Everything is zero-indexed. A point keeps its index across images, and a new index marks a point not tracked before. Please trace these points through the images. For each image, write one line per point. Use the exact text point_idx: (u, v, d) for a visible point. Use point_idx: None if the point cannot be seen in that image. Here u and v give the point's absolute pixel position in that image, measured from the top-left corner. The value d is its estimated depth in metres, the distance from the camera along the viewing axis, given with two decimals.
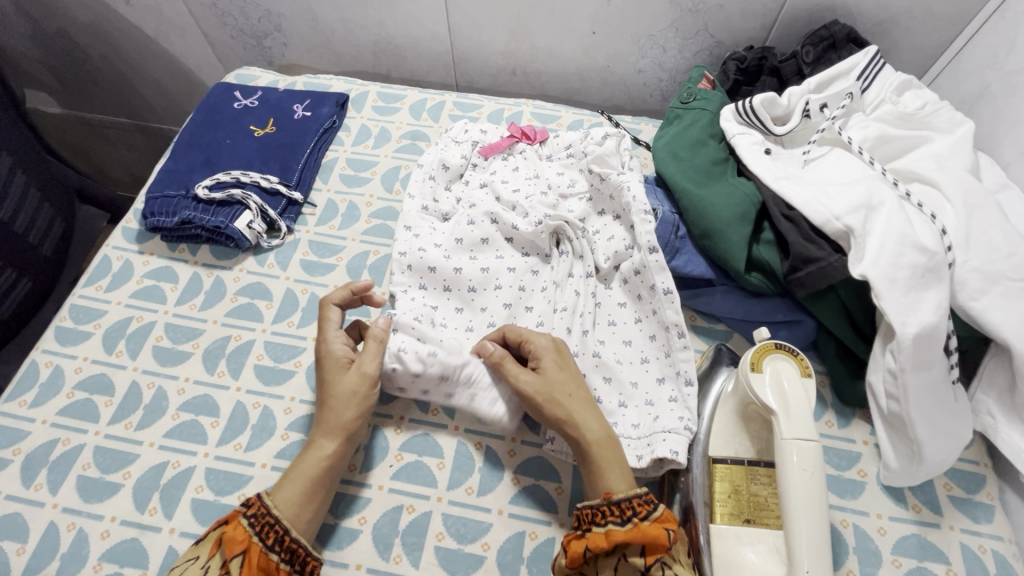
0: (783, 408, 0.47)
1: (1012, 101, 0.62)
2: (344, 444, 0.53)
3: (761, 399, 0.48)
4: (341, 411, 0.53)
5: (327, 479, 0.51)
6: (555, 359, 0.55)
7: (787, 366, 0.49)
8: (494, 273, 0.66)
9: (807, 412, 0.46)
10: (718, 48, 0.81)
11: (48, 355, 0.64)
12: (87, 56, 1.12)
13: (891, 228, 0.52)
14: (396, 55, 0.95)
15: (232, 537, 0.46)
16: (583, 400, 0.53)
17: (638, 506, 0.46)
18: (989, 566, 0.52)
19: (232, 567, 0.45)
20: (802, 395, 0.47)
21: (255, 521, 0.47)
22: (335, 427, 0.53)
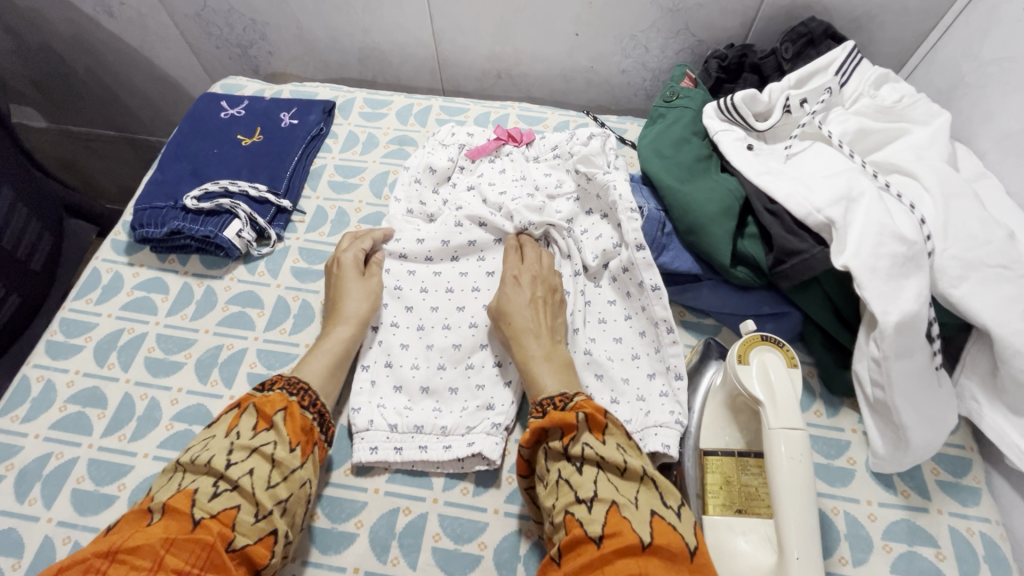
0: (768, 397, 0.48)
1: (987, 91, 0.64)
2: (356, 334, 0.62)
3: (749, 390, 0.49)
4: (353, 305, 0.63)
5: (344, 359, 0.60)
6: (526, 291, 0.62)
7: (772, 355, 0.50)
8: (470, 276, 0.68)
9: (793, 399, 0.47)
10: (700, 47, 0.82)
11: (40, 369, 0.64)
12: (71, 69, 1.12)
13: (871, 219, 0.53)
14: (382, 61, 0.95)
15: (270, 401, 0.52)
16: (538, 333, 0.59)
17: (557, 402, 0.52)
18: (977, 548, 0.53)
19: (277, 418, 0.51)
20: (787, 382, 0.48)
21: (291, 386, 0.54)
22: (348, 322, 0.62)
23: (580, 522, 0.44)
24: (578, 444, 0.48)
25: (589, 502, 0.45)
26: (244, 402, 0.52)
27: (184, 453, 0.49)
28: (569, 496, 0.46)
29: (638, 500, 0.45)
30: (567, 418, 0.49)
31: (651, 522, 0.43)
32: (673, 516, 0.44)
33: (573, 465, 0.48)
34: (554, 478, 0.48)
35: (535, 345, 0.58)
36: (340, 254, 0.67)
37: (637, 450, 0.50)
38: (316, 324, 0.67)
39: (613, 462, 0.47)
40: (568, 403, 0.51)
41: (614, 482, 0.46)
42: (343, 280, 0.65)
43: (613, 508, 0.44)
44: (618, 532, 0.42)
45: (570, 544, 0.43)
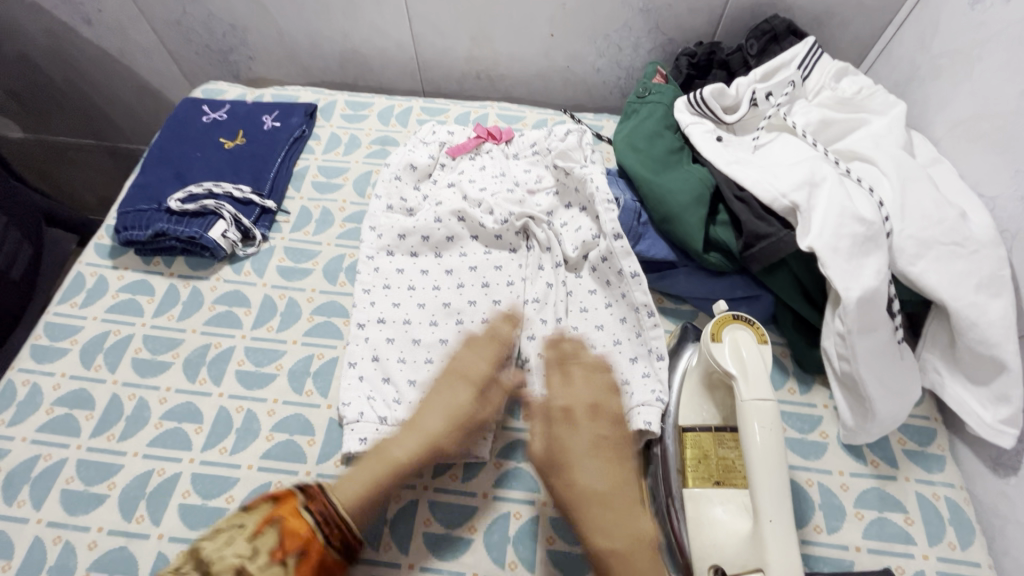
0: (739, 373, 0.50)
1: (940, 81, 0.67)
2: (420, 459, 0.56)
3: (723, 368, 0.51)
4: (428, 420, 0.58)
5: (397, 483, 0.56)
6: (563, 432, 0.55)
7: (746, 335, 0.52)
8: (455, 272, 0.70)
9: (763, 373, 0.49)
10: (670, 45, 0.85)
11: (25, 373, 0.64)
12: (48, 78, 1.11)
13: (833, 202, 0.56)
14: (362, 65, 0.97)
15: (293, 530, 0.49)
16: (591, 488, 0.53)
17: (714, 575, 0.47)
18: (943, 511, 0.56)
19: (288, 561, 0.48)
20: (759, 358, 0.50)
21: (321, 519, 0.50)
22: (417, 434, 0.57)
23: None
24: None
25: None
26: (286, 503, 0.50)
27: (217, 529, 0.49)
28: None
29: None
30: None
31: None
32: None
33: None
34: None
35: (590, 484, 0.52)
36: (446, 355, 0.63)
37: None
38: (303, 321, 0.68)
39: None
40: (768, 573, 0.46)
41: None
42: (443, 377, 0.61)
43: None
44: None
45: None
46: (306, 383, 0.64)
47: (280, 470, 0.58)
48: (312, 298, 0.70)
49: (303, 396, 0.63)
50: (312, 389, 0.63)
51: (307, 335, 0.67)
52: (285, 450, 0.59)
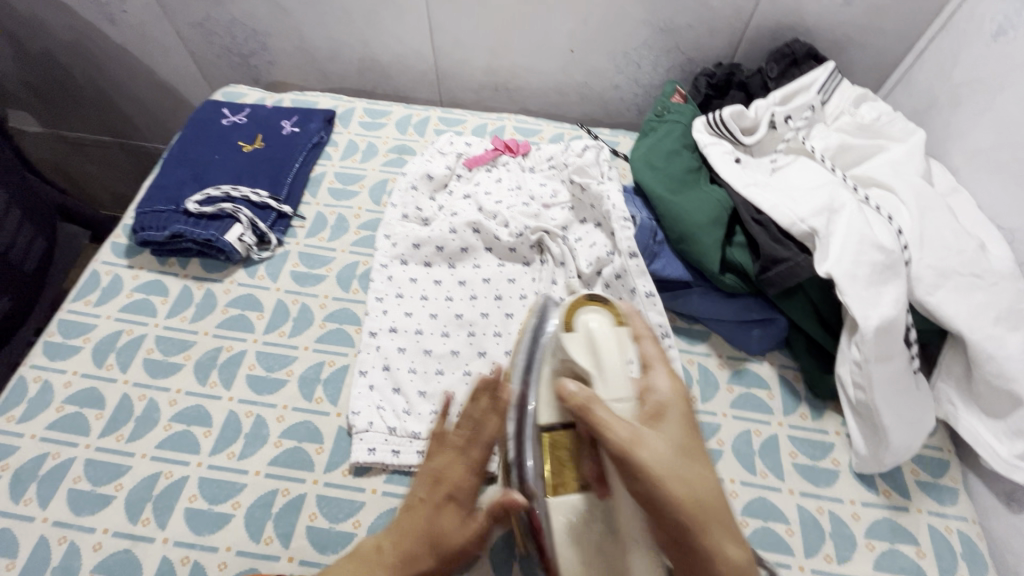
0: (595, 365, 0.45)
1: (960, 111, 0.67)
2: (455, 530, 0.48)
3: (567, 358, 0.47)
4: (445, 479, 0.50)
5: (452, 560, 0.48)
6: (672, 429, 0.40)
7: (598, 322, 0.48)
8: (469, 284, 0.70)
9: (603, 364, 0.44)
10: (689, 65, 0.85)
11: (37, 370, 0.64)
12: (69, 74, 1.12)
13: (852, 229, 0.56)
14: (381, 73, 0.97)
15: None
16: (733, 518, 0.39)
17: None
18: (955, 545, 0.55)
19: None
20: (618, 359, 0.44)
21: None
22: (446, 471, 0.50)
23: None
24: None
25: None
26: None
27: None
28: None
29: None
30: None
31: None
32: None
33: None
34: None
35: (687, 479, 0.38)
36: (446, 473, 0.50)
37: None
38: (315, 327, 0.68)
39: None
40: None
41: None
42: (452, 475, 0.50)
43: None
44: None
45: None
46: (316, 390, 0.63)
47: (287, 477, 0.58)
48: (325, 305, 0.70)
49: (312, 403, 0.63)
50: (322, 397, 0.63)
51: (318, 341, 0.67)
52: (292, 457, 0.59)
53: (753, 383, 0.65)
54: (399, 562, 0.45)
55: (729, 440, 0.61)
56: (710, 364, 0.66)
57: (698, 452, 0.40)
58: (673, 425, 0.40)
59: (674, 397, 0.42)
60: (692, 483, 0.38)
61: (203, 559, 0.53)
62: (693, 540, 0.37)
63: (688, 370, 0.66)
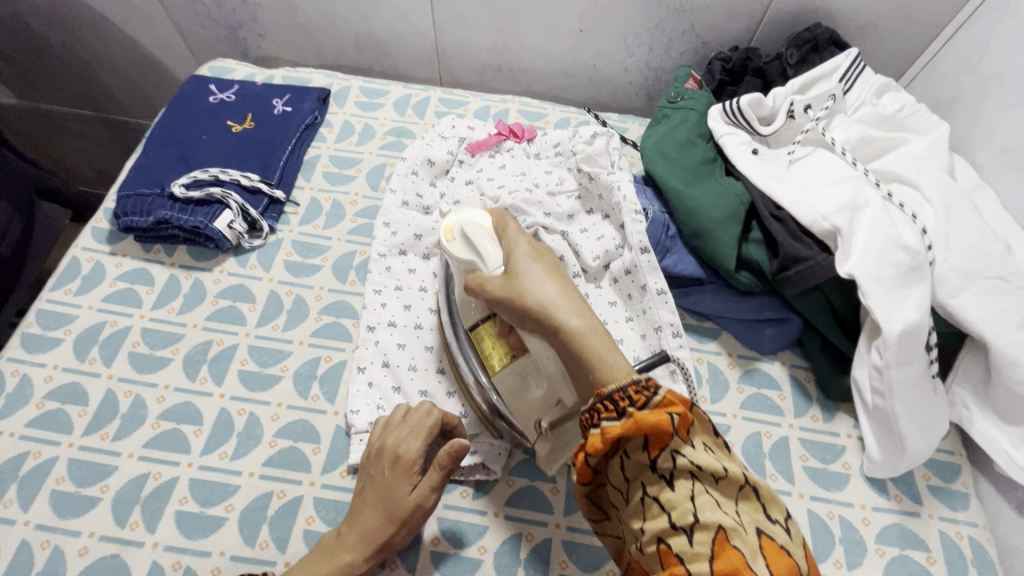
0: (475, 257, 0.50)
1: (986, 104, 0.65)
2: (411, 505, 0.49)
3: (455, 268, 0.53)
4: (401, 456, 0.51)
5: (408, 522, 0.49)
6: (537, 263, 0.47)
7: (465, 218, 0.52)
8: None
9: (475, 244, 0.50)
10: (704, 48, 0.81)
11: (14, 363, 0.60)
12: (44, 43, 1.06)
13: (876, 228, 0.53)
14: (379, 49, 0.92)
15: None
16: (595, 321, 0.44)
17: (634, 394, 0.38)
18: (965, 552, 0.54)
19: None
20: (496, 247, 0.50)
21: None
22: (400, 454, 0.52)
23: (680, 559, 0.35)
24: (668, 454, 0.37)
25: (688, 530, 0.35)
26: None
27: None
28: (662, 519, 0.37)
29: (742, 520, 0.36)
30: (661, 422, 0.37)
31: (765, 551, 0.35)
32: (779, 535, 0.37)
33: (661, 479, 0.37)
34: (638, 494, 0.39)
35: (552, 293, 0.45)
36: (397, 447, 0.52)
37: (726, 446, 0.41)
38: (310, 320, 0.65)
39: (710, 470, 0.37)
40: (651, 395, 0.38)
41: (717, 500, 0.36)
42: (405, 452, 0.52)
43: (722, 537, 0.34)
44: (735, 572, 0.33)
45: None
46: (312, 386, 0.61)
47: (283, 479, 0.55)
48: (321, 297, 0.67)
49: (307, 401, 0.60)
50: (318, 394, 0.60)
51: (314, 335, 0.64)
52: (288, 458, 0.57)
53: (764, 383, 0.63)
54: (356, 540, 0.49)
55: (739, 442, 0.60)
56: (720, 363, 0.64)
57: (552, 271, 0.47)
58: (535, 262, 0.48)
59: (532, 249, 0.49)
60: (559, 293, 0.45)
61: (195, 564, 0.51)
62: (567, 340, 0.43)
63: (697, 369, 0.64)
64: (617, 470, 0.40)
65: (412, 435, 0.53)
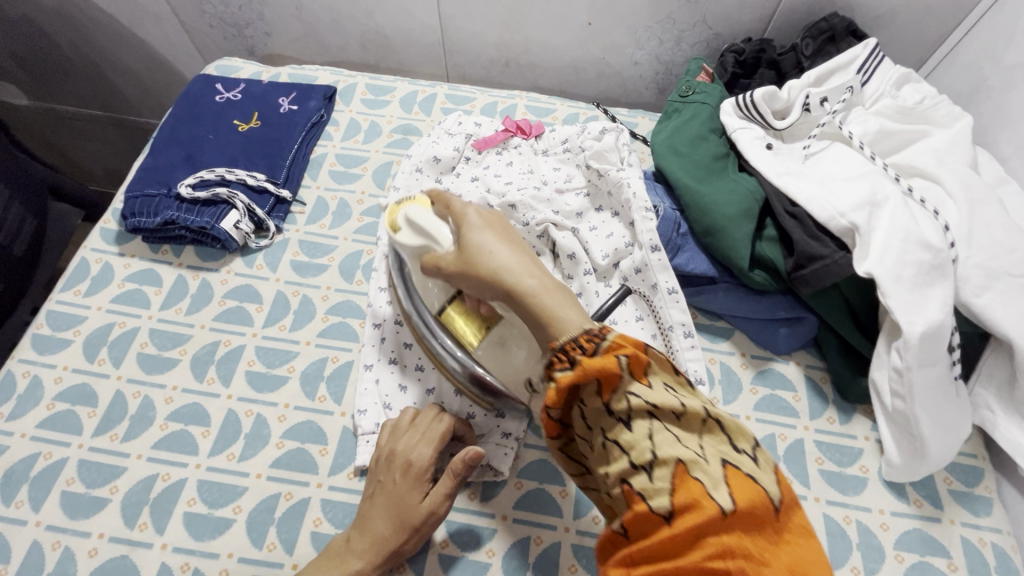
0: (427, 240, 0.49)
1: (1011, 95, 0.62)
2: (423, 511, 0.49)
3: (408, 256, 0.52)
4: (412, 461, 0.51)
5: (418, 529, 0.49)
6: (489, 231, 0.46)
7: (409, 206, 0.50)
8: None
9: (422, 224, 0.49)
10: (716, 40, 0.79)
11: (25, 364, 0.61)
12: (55, 44, 1.06)
13: (896, 224, 0.52)
14: (385, 46, 0.91)
15: None
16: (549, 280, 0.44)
17: (584, 343, 0.38)
18: (988, 559, 0.53)
19: None
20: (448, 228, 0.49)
21: None
22: (412, 461, 0.51)
23: (642, 496, 0.34)
24: (620, 396, 0.37)
25: (648, 468, 0.34)
26: None
27: None
28: (622, 462, 0.36)
29: (706, 453, 0.34)
30: (607, 365, 0.36)
31: (730, 480, 0.33)
32: (750, 466, 0.34)
33: (618, 422, 0.36)
34: (601, 440, 0.38)
35: (503, 257, 0.44)
36: (409, 453, 0.52)
37: (690, 384, 0.39)
38: (317, 321, 0.65)
39: (667, 407, 0.36)
40: (600, 342, 0.38)
41: (675, 434, 0.35)
42: (416, 458, 0.51)
43: (681, 470, 0.33)
44: (694, 503, 0.32)
45: (637, 522, 0.35)
46: (319, 387, 0.60)
47: (290, 480, 0.55)
48: (328, 297, 0.66)
49: (314, 402, 0.60)
50: (325, 395, 0.60)
51: (321, 336, 0.64)
52: (295, 459, 0.56)
53: (778, 384, 0.62)
54: (366, 547, 0.48)
55: None
56: (733, 364, 0.63)
57: (506, 239, 0.46)
58: (488, 231, 0.46)
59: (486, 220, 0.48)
60: (511, 254, 0.45)
61: (203, 566, 0.51)
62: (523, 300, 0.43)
63: (710, 370, 0.62)
64: (580, 420, 0.40)
65: (425, 441, 0.52)
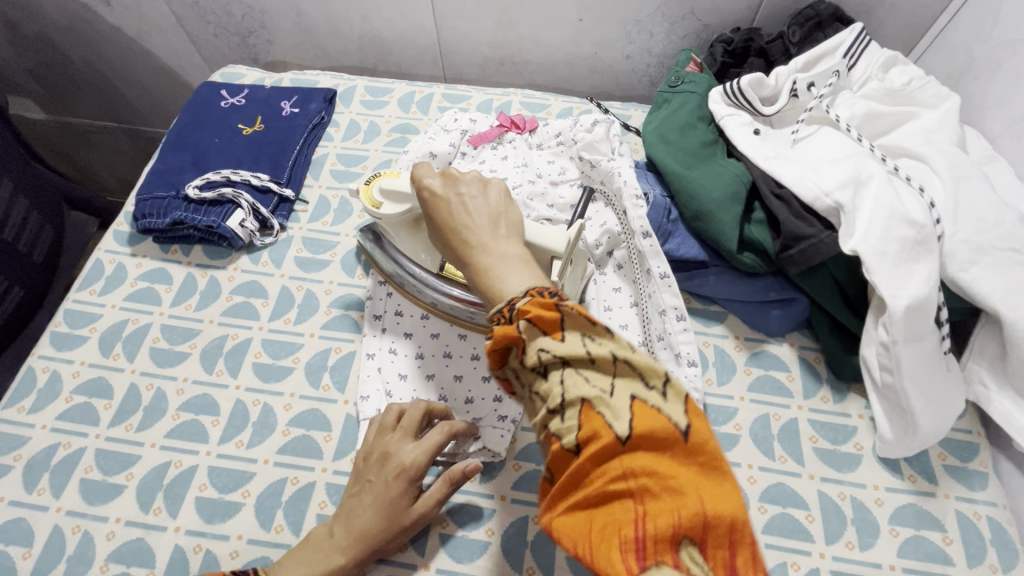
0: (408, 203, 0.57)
1: (998, 74, 0.63)
2: (412, 515, 0.50)
3: (392, 223, 0.59)
4: (404, 467, 0.50)
5: (404, 530, 0.50)
6: (475, 189, 0.47)
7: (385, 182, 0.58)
8: None
9: (402, 190, 0.57)
10: (705, 31, 0.81)
11: (45, 360, 0.64)
12: (68, 59, 1.10)
13: (880, 202, 0.53)
14: (383, 49, 0.94)
15: None
16: (510, 250, 0.43)
17: (503, 310, 0.38)
18: (984, 532, 0.53)
19: None
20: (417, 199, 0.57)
21: None
22: (404, 467, 0.50)
23: (557, 437, 0.34)
24: (532, 352, 0.36)
25: (561, 412, 0.34)
26: None
27: None
28: (542, 410, 0.36)
29: (614, 388, 0.33)
30: (510, 332, 0.36)
31: (634, 411, 0.31)
32: (660, 399, 0.32)
33: (537, 375, 0.36)
34: (529, 391, 0.38)
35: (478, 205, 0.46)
36: (400, 458, 0.51)
37: (609, 328, 0.35)
38: (321, 313, 0.67)
39: (574, 352, 0.34)
40: (514, 309, 0.37)
41: (585, 375, 0.34)
42: (408, 465, 0.50)
43: (585, 408, 0.33)
44: (594, 436, 0.32)
45: (558, 464, 0.35)
46: (323, 376, 0.63)
47: (297, 465, 0.57)
48: (330, 291, 0.68)
49: (319, 391, 0.62)
50: (329, 384, 0.62)
51: (324, 328, 0.66)
52: (301, 446, 0.58)
53: (772, 365, 0.62)
54: (349, 543, 0.49)
55: (747, 424, 0.59)
56: (727, 346, 0.64)
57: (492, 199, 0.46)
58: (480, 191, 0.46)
59: (472, 185, 0.47)
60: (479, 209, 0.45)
61: (214, 547, 0.53)
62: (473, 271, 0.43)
63: (703, 352, 0.63)
64: (513, 379, 0.40)
65: (420, 448, 0.51)
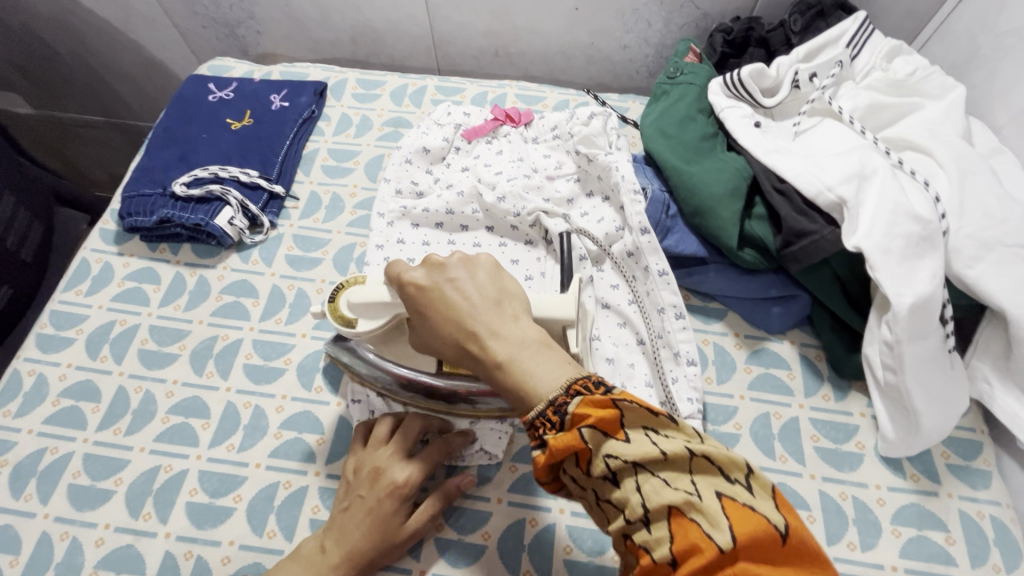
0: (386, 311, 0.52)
1: (1004, 63, 0.61)
2: (407, 529, 0.50)
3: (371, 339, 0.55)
4: (399, 482, 0.51)
5: (398, 544, 0.50)
6: (467, 272, 0.43)
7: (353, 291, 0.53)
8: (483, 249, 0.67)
9: (377, 301, 0.51)
10: (704, 20, 0.79)
11: (30, 363, 0.62)
12: (54, 52, 1.08)
13: (885, 197, 0.51)
14: (375, 40, 0.92)
15: None
16: (528, 333, 0.40)
17: (549, 416, 0.36)
18: (987, 531, 0.52)
19: None
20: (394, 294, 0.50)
21: None
22: (398, 483, 0.51)
23: (646, 549, 0.33)
24: (599, 461, 0.35)
25: (646, 523, 0.33)
26: None
27: None
28: (621, 519, 0.35)
29: (698, 489, 0.32)
30: (571, 443, 0.35)
31: (726, 513, 0.30)
32: (747, 494, 0.32)
33: (607, 484, 0.35)
34: (597, 499, 0.37)
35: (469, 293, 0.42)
36: (394, 474, 0.51)
37: (671, 419, 0.35)
38: (313, 313, 0.65)
39: (647, 458, 0.33)
40: (564, 413, 0.35)
41: (663, 479, 0.33)
42: (402, 480, 0.51)
43: (676, 516, 0.32)
44: (692, 548, 0.30)
45: (650, 575, 0.33)
46: (315, 378, 0.61)
47: (289, 469, 0.56)
48: (322, 290, 0.67)
49: (311, 392, 0.60)
50: (321, 385, 0.61)
51: (316, 328, 0.65)
52: (293, 449, 0.57)
53: (772, 363, 0.61)
54: (342, 560, 0.48)
55: (748, 424, 0.58)
56: (727, 344, 0.63)
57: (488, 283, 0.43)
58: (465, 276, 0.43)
59: (462, 269, 0.43)
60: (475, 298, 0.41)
61: (206, 553, 0.52)
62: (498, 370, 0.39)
63: (703, 350, 0.62)
64: (574, 485, 0.39)
65: (414, 465, 0.52)
